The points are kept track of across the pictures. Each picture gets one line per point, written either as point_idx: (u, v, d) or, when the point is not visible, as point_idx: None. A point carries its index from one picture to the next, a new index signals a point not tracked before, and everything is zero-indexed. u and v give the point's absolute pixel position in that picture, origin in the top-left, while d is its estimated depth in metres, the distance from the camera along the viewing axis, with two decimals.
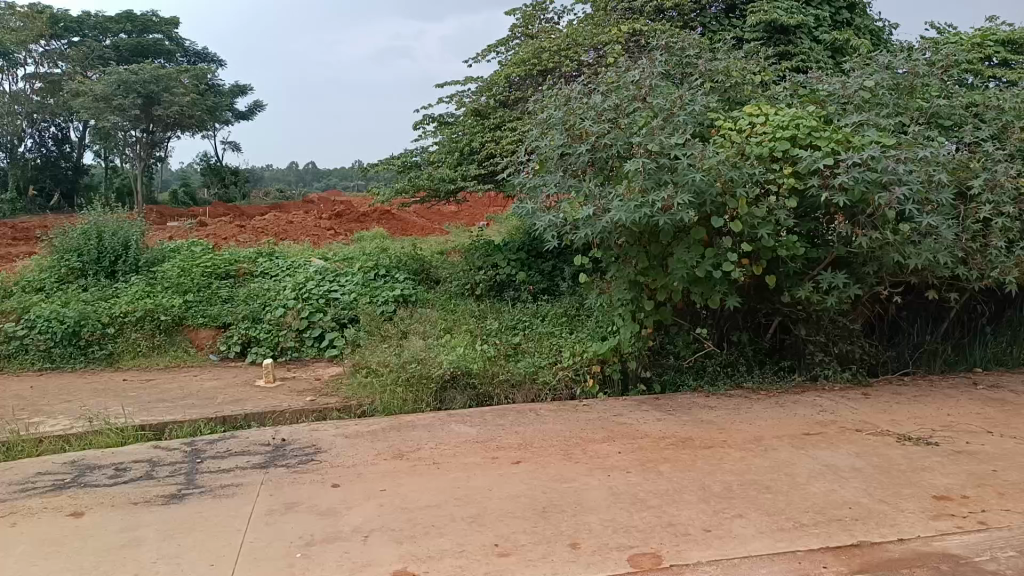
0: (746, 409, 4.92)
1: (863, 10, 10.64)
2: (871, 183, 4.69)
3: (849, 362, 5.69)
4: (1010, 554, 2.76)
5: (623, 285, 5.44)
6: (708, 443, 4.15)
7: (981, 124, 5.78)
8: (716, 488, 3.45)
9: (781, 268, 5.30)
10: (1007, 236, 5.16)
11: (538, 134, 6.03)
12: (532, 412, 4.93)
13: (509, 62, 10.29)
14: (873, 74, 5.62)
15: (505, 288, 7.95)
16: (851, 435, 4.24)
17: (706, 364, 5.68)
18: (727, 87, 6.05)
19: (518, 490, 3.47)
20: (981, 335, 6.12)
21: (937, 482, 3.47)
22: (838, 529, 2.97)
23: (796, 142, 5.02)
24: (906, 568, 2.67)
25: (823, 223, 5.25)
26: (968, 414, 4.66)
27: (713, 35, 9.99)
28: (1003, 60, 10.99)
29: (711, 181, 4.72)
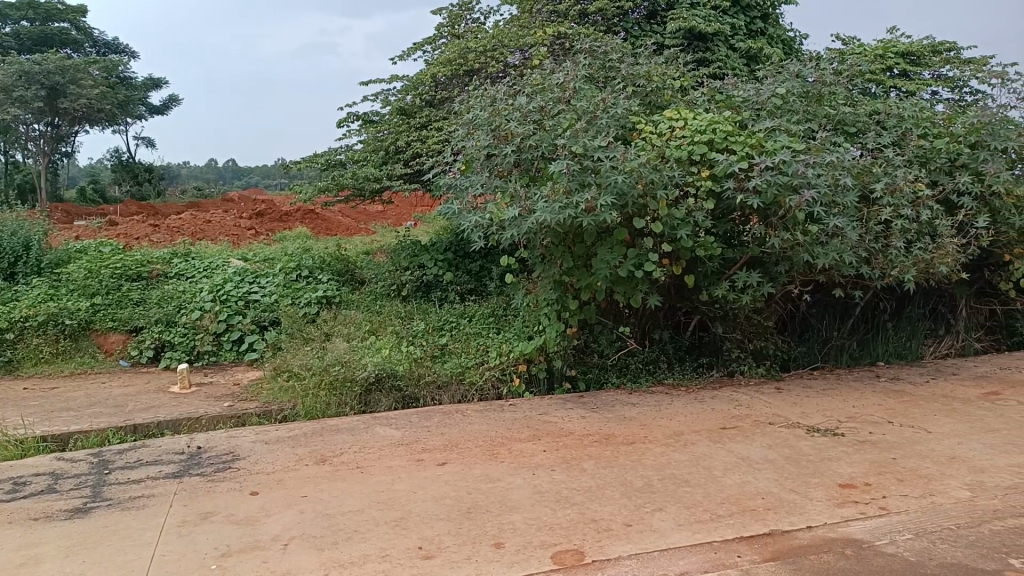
0: (667, 405, 5.04)
1: (776, 20, 11.14)
2: (783, 186, 4.89)
3: (763, 358, 5.94)
4: (907, 536, 2.92)
5: (548, 285, 5.49)
6: (631, 439, 4.24)
7: (883, 130, 6.10)
8: (638, 483, 3.53)
9: (699, 267, 5.47)
10: (906, 237, 5.47)
11: (463, 134, 6.01)
12: (458, 413, 4.92)
13: (434, 62, 10.27)
14: (785, 81, 5.87)
15: (432, 288, 7.90)
16: (764, 428, 4.42)
17: (629, 361, 5.80)
18: (648, 91, 6.19)
19: (443, 491, 3.45)
20: (883, 331, 6.46)
21: (843, 471, 3.66)
22: (752, 519, 3.08)
23: (713, 146, 5.19)
24: (815, 553, 2.79)
25: (738, 224, 5.45)
26: (871, 405, 4.93)
27: (635, 40, 10.23)
28: (903, 72, 11.66)
29: (633, 183, 4.81)
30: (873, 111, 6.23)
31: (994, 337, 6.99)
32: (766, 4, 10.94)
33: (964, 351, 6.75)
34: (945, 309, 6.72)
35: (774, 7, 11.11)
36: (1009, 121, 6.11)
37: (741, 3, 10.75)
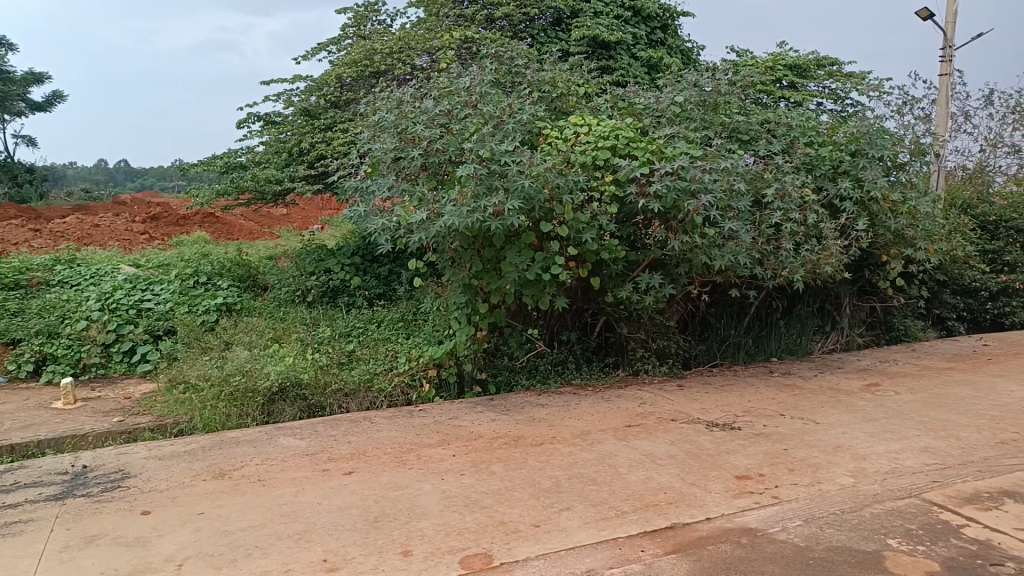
0: (575, 405, 5.13)
1: (675, 31, 11.57)
2: (682, 191, 5.08)
3: (666, 357, 6.14)
4: (797, 523, 3.08)
5: (457, 289, 5.48)
6: (539, 440, 4.28)
7: (773, 139, 6.43)
8: (546, 483, 3.57)
9: (604, 269, 5.60)
10: (794, 239, 5.79)
11: (368, 136, 5.92)
12: (366, 421, 4.83)
13: (339, 62, 10.09)
14: (683, 90, 6.08)
15: (339, 293, 7.72)
16: (667, 424, 4.56)
17: (538, 363, 5.86)
18: (553, 97, 6.28)
19: (349, 501, 3.38)
20: (776, 328, 6.80)
21: (739, 463, 3.82)
22: (654, 514, 3.18)
23: (616, 152, 5.32)
24: (713, 544, 2.90)
25: (640, 228, 5.61)
26: (766, 399, 5.18)
27: (541, 46, 10.39)
28: (791, 83, 12.35)
29: (539, 187, 4.87)
30: (764, 120, 6.55)
31: (874, 332, 7.49)
32: (665, 15, 11.34)
33: (848, 346, 7.20)
34: (831, 307, 7.14)
35: (672, 18, 11.52)
36: (885, 131, 6.56)
37: (642, 13, 11.08)
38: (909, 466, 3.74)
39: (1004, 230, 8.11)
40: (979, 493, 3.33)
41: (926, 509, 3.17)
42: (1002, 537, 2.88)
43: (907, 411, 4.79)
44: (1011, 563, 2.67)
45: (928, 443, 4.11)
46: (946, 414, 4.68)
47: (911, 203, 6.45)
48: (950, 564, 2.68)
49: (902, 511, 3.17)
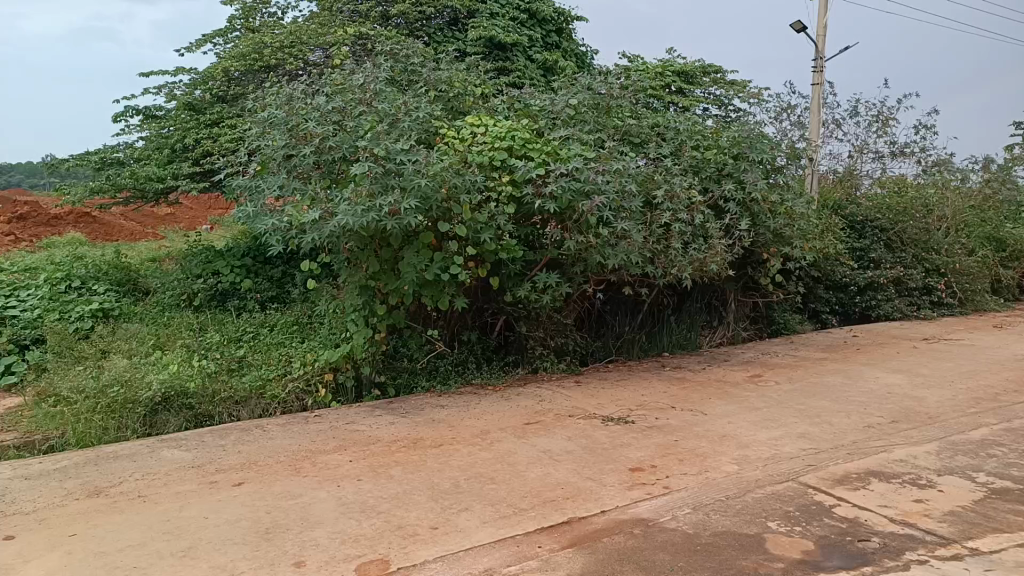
0: (475, 405, 5.13)
1: (569, 34, 11.81)
2: (576, 192, 5.20)
3: (564, 354, 6.26)
4: (687, 511, 3.21)
5: (354, 291, 5.37)
6: (439, 442, 4.26)
7: (663, 142, 6.68)
8: (445, 485, 3.55)
9: (503, 269, 5.64)
10: (683, 238, 6.03)
11: (257, 133, 5.70)
12: (258, 428, 4.66)
13: (226, 55, 9.69)
14: (577, 93, 6.22)
15: (228, 297, 7.39)
16: (565, 421, 4.65)
17: (438, 363, 5.83)
18: (450, 96, 6.26)
19: (239, 514, 3.24)
20: (667, 324, 7.08)
21: (633, 456, 3.94)
22: (551, 510, 3.23)
23: (512, 153, 5.37)
24: (607, 536, 2.97)
25: (537, 227, 5.68)
26: (658, 393, 5.37)
27: (438, 45, 10.36)
28: (679, 89, 12.88)
29: (436, 187, 4.84)
30: (654, 124, 6.78)
31: (757, 326, 7.93)
32: (560, 19, 11.53)
33: (733, 340, 7.58)
34: (718, 303, 7.49)
35: (567, 22, 11.76)
36: (764, 136, 6.93)
37: (537, 16, 11.23)
38: (788, 452, 3.97)
39: (869, 229, 8.77)
40: (849, 474, 3.58)
41: (803, 492, 3.38)
42: (868, 514, 3.11)
43: (786, 400, 5.10)
44: (876, 538, 2.89)
45: (805, 430, 4.38)
46: (820, 401, 5.01)
47: (788, 204, 6.86)
48: (823, 542, 2.86)
49: (781, 494, 3.36)
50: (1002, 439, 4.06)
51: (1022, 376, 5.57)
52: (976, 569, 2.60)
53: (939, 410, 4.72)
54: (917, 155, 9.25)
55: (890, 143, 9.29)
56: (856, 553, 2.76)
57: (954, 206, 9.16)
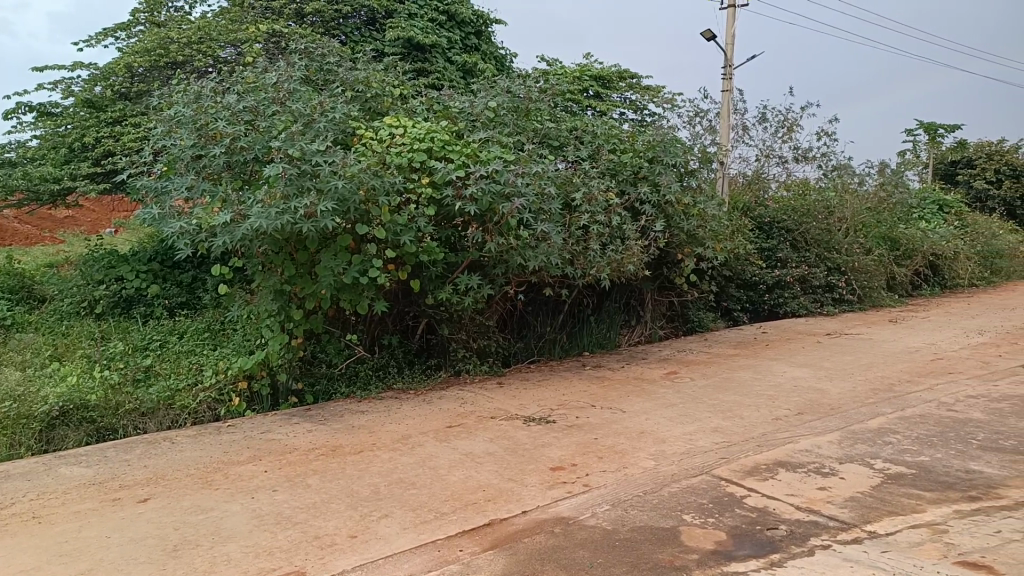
0: (396, 409, 5.07)
1: (488, 37, 11.84)
2: (496, 194, 5.22)
3: (487, 356, 6.26)
4: (606, 507, 3.26)
5: (268, 296, 5.20)
6: (358, 448, 4.18)
7: (581, 145, 6.78)
8: (365, 492, 3.49)
9: (424, 271, 5.60)
10: (602, 239, 6.15)
11: (162, 131, 5.46)
12: (166, 441, 4.45)
13: (128, 50, 9.25)
14: (496, 95, 6.24)
15: (134, 303, 7.03)
16: (486, 422, 4.65)
17: (358, 369, 5.72)
18: (367, 97, 6.17)
19: (144, 531, 3.08)
20: (587, 324, 7.19)
21: (553, 455, 3.98)
22: (473, 512, 3.22)
23: (432, 155, 5.33)
24: (529, 536, 2.99)
25: (458, 230, 5.67)
26: (579, 392, 5.45)
27: (355, 45, 10.21)
28: (597, 93, 13.13)
29: (354, 189, 4.76)
30: (573, 127, 6.88)
31: (673, 324, 8.16)
32: (479, 22, 11.55)
33: (651, 338, 7.78)
34: (636, 302, 7.67)
35: (486, 25, 11.78)
36: (678, 140, 7.14)
37: (456, 18, 11.21)
38: (702, 446, 4.10)
39: (776, 230, 9.19)
40: (759, 465, 3.73)
41: (716, 484, 3.50)
42: (777, 503, 3.25)
43: (700, 396, 5.26)
44: (784, 526, 3.02)
45: (718, 424, 4.54)
46: (732, 396, 5.20)
47: (701, 206, 7.09)
48: (735, 532, 2.97)
49: (695, 487, 3.47)
50: (897, 427, 4.32)
51: (914, 367, 5.95)
52: (874, 550, 2.75)
53: (840, 401, 4.98)
54: (819, 160, 9.74)
55: (794, 148, 9.74)
56: (765, 541, 2.87)
57: (853, 208, 9.70)
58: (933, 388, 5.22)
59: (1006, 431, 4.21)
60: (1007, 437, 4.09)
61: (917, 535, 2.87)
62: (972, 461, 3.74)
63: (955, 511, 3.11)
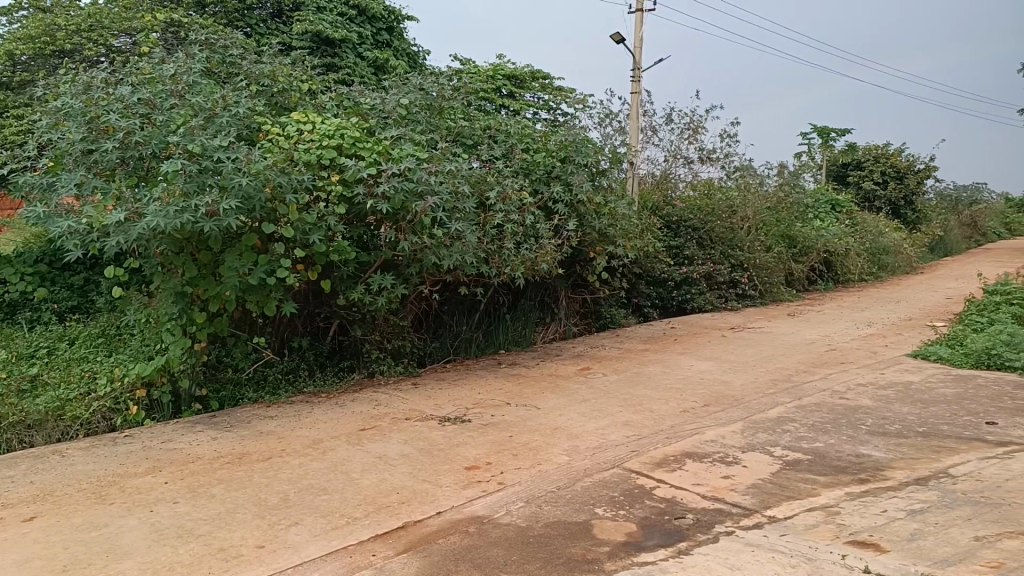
0: (307, 414, 4.93)
1: (400, 34, 11.70)
2: (409, 192, 5.15)
3: (402, 356, 6.18)
4: (520, 504, 3.28)
5: (168, 298, 4.95)
6: (266, 455, 4.04)
7: (495, 144, 6.80)
8: (273, 500, 3.37)
9: (335, 271, 5.47)
10: (516, 238, 6.18)
11: (48, 124, 5.11)
12: (55, 455, 4.16)
13: (15, 35, 9.10)
14: (408, 93, 6.17)
15: (18, 309, 6.56)
16: (401, 424, 4.59)
17: (266, 373, 5.53)
18: (274, 92, 5.97)
19: (30, 552, 2.87)
20: (503, 321, 7.22)
21: (468, 455, 3.97)
22: (386, 516, 3.17)
23: (342, 152, 5.22)
24: (443, 537, 2.97)
25: (370, 229, 5.57)
26: (494, 390, 5.46)
27: (260, 38, 9.89)
28: (510, 93, 13.23)
29: (259, 186, 4.59)
30: (486, 127, 6.88)
31: (586, 321, 8.30)
32: (390, 18, 11.40)
33: (566, 335, 7.88)
34: (550, 300, 7.76)
35: (398, 21, 11.64)
36: (589, 140, 7.27)
37: (367, 13, 10.99)
38: (614, 440, 4.19)
39: (683, 229, 9.51)
40: (667, 457, 3.84)
41: (626, 477, 3.58)
42: (684, 493, 3.35)
43: (612, 390, 5.37)
44: (690, 515, 3.12)
45: (629, 417, 4.65)
46: (642, 390, 5.34)
47: (612, 205, 7.24)
48: (645, 523, 3.04)
49: (607, 481, 3.54)
50: (794, 416, 4.55)
51: (810, 358, 6.28)
52: (774, 534, 2.88)
53: (743, 392, 5.20)
54: (723, 161, 10.12)
55: (699, 150, 10.09)
56: (673, 531, 2.96)
57: (754, 207, 10.16)
58: (828, 377, 5.52)
59: (892, 416, 4.50)
60: (892, 422, 4.37)
61: (813, 518, 3.03)
62: (862, 446, 3.97)
63: (846, 493, 3.30)
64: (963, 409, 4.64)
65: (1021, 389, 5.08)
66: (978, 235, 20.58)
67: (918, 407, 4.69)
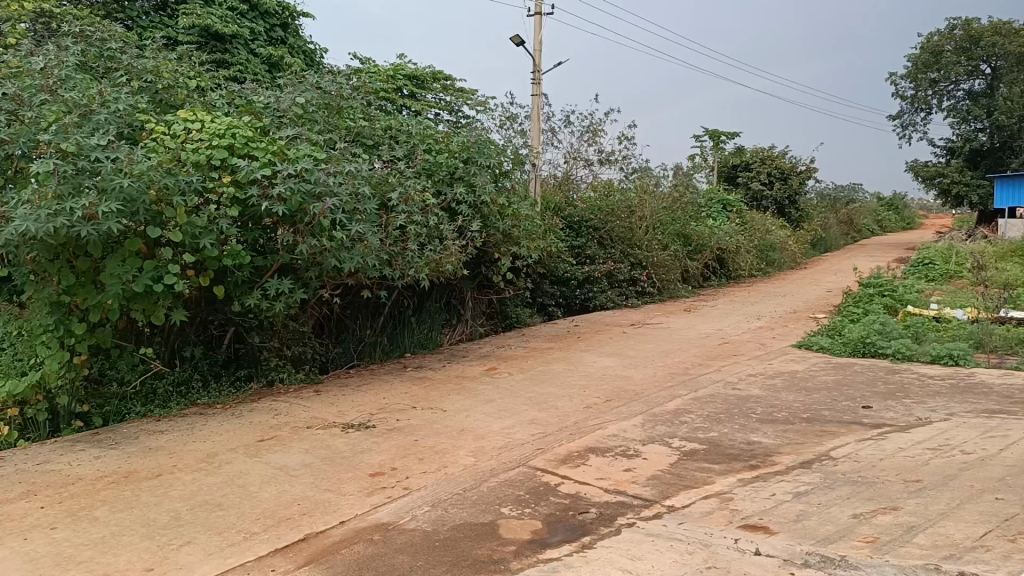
0: (201, 427, 4.70)
1: (295, 31, 11.35)
2: (307, 194, 5.00)
3: (303, 363, 5.98)
4: (426, 509, 3.25)
5: (43, 309, 4.63)
6: (156, 472, 3.82)
7: (396, 145, 6.71)
8: (163, 519, 3.19)
9: (229, 276, 5.26)
10: (419, 240, 6.11)
11: None
12: None
13: None
14: (305, 91, 5.98)
15: None
16: (302, 432, 4.46)
17: (155, 385, 5.23)
18: (157, 88, 5.64)
19: None
20: (408, 324, 7.14)
21: (372, 461, 3.90)
22: (286, 529, 3.07)
23: (234, 152, 5.00)
24: (346, 547, 2.90)
25: (266, 231, 5.37)
26: (399, 394, 5.39)
27: (141, 31, 9.36)
28: (411, 93, 13.09)
29: (142, 188, 4.33)
30: (387, 127, 6.78)
31: (493, 321, 8.32)
32: (284, 14, 11.05)
33: (472, 336, 7.87)
34: (456, 301, 7.74)
35: (293, 17, 11.29)
36: (491, 142, 7.28)
37: (258, 8, 10.66)
38: (519, 439, 4.22)
39: (585, 229, 9.74)
40: (571, 453, 3.90)
41: (532, 475, 3.61)
42: (587, 488, 3.42)
43: (518, 389, 5.41)
44: (593, 509, 3.18)
45: (534, 416, 4.69)
46: (547, 388, 5.41)
47: (514, 206, 7.31)
48: (549, 520, 3.08)
49: (513, 480, 3.56)
50: (691, 407, 4.73)
51: (705, 351, 6.56)
52: (672, 523, 2.98)
53: (643, 386, 5.36)
54: (621, 163, 10.40)
55: (598, 152, 10.33)
56: (577, 526, 3.01)
57: (651, 207, 10.50)
58: (722, 369, 5.77)
59: (779, 404, 4.76)
60: (780, 410, 4.63)
61: (708, 505, 3.15)
62: (752, 433, 4.18)
63: (739, 480, 3.45)
64: (843, 394, 4.96)
65: (892, 375, 5.49)
66: (854, 231, 22.11)
67: (803, 394, 4.98)
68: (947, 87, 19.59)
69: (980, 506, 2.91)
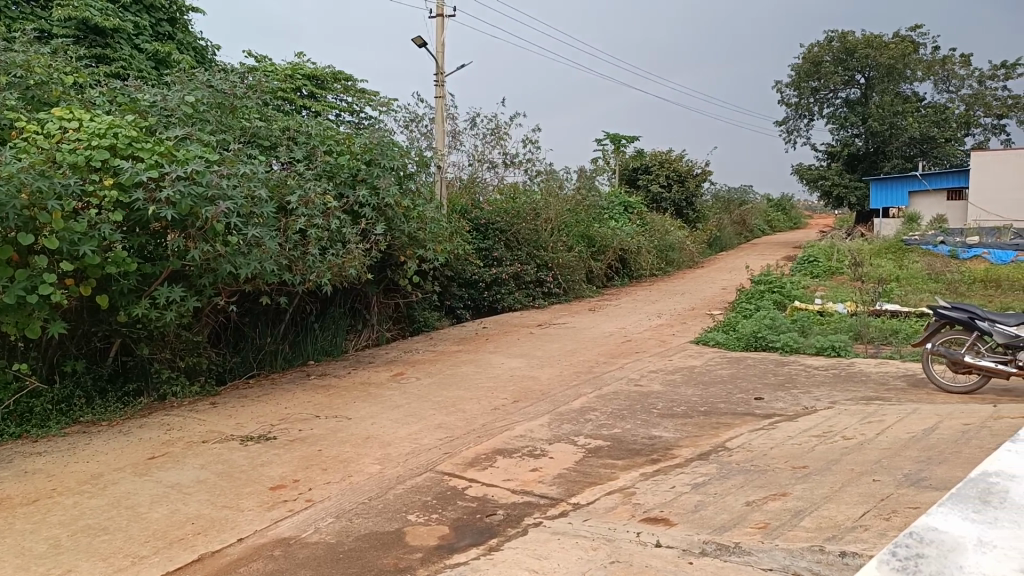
0: (84, 446, 4.40)
1: (184, 26, 10.84)
2: (198, 197, 4.76)
3: (197, 375, 5.75)
4: (329, 520, 3.16)
5: None
6: (32, 497, 3.54)
7: (294, 146, 6.52)
8: (40, 548, 2.96)
9: (112, 284, 4.91)
10: (320, 243, 5.93)
11: None
12: None
13: None
14: (194, 90, 5.72)
15: None
16: (197, 447, 4.25)
17: (31, 404, 4.88)
18: (28, 84, 5.21)
19: None
20: (311, 330, 6.94)
21: (273, 474, 3.76)
22: (179, 550, 2.91)
23: (116, 153, 4.70)
24: (245, 565, 2.78)
25: (155, 237, 5.08)
26: (302, 404, 5.22)
27: (10, 22, 8.68)
28: (310, 93, 12.74)
29: (10, 192, 4.02)
30: (284, 128, 6.57)
31: (399, 325, 8.23)
32: (172, 9, 10.52)
33: (378, 341, 7.74)
34: (361, 305, 7.58)
35: (181, 12, 10.77)
36: (394, 143, 7.15)
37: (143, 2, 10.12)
38: (426, 444, 4.17)
39: (491, 231, 9.82)
40: (478, 456, 3.90)
41: (439, 480, 3.58)
42: (494, 490, 3.42)
43: (425, 394, 5.36)
44: (500, 510, 3.19)
45: (441, 420, 4.66)
46: (455, 391, 5.38)
47: (419, 208, 7.23)
48: (457, 524, 3.06)
49: (419, 486, 3.52)
50: (595, 405, 4.83)
51: (608, 350, 6.71)
52: (578, 520, 3.03)
53: (549, 386, 5.43)
54: (525, 165, 10.51)
55: (503, 154, 10.39)
56: (484, 528, 3.01)
57: (555, 209, 10.65)
58: (625, 366, 5.93)
59: (678, 398, 4.93)
60: (679, 404, 4.79)
61: (611, 501, 3.22)
62: (654, 428, 4.31)
63: (641, 474, 3.54)
64: (737, 387, 5.19)
65: (781, 367, 5.79)
66: (746, 231, 23.25)
67: (701, 388, 5.18)
68: (827, 95, 20.89)
69: (859, 488, 3.11)
